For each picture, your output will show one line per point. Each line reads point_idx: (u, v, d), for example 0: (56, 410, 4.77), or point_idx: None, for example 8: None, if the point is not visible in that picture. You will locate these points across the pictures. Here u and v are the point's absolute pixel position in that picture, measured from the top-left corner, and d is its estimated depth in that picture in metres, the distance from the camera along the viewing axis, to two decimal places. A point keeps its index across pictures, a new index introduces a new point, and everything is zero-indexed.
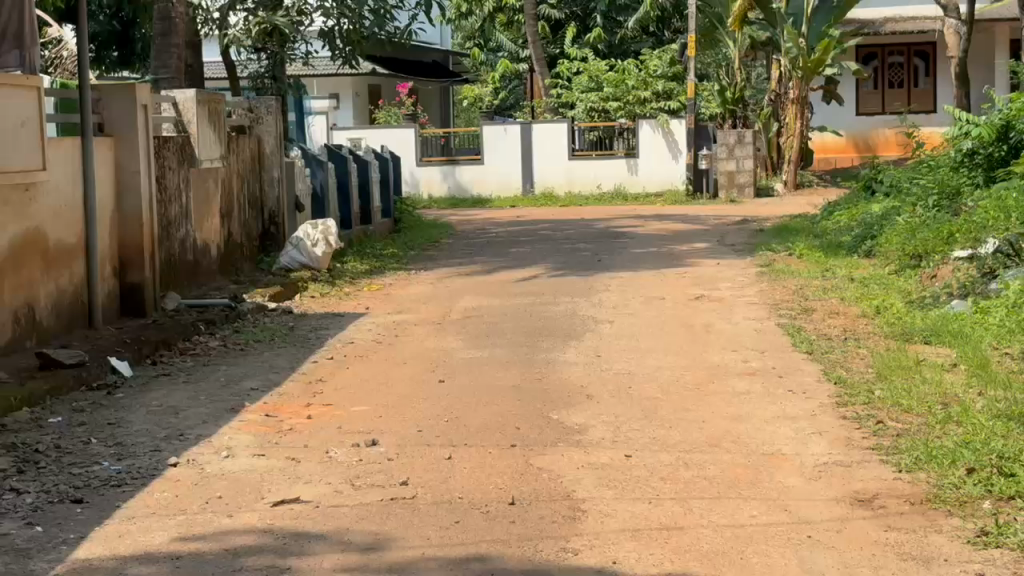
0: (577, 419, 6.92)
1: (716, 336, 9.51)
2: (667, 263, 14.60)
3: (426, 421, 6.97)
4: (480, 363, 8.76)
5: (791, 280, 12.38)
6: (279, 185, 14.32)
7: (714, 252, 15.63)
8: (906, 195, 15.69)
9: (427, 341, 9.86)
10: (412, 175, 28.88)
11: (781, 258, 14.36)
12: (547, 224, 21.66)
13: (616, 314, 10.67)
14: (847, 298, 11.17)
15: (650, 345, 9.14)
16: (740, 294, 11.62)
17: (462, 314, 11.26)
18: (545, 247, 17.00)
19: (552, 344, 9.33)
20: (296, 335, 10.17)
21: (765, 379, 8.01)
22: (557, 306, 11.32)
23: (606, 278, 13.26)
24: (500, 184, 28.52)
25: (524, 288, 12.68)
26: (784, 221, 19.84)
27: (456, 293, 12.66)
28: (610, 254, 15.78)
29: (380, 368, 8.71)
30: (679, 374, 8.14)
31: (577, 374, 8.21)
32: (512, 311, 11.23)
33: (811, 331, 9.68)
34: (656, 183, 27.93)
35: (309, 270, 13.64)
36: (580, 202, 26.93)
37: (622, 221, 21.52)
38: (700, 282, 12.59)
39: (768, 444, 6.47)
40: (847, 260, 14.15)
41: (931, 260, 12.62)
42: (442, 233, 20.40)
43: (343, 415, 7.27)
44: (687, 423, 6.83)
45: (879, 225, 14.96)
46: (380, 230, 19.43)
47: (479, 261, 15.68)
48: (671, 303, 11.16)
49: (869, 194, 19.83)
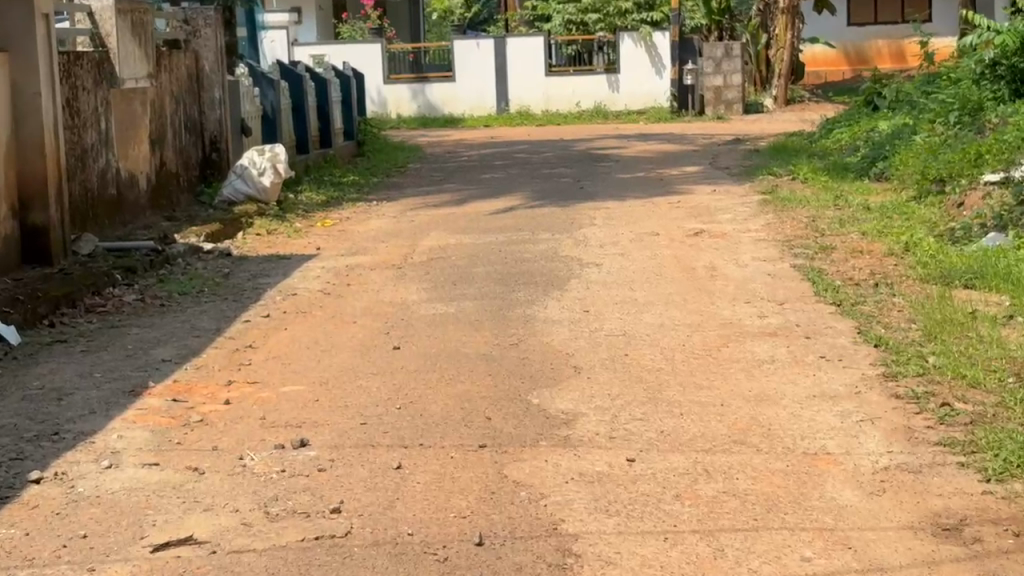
0: (563, 403, 5.48)
1: (723, 283, 8.06)
2: (657, 190, 13.13)
3: (371, 409, 5.52)
4: (443, 321, 7.30)
5: (801, 210, 10.94)
6: (221, 106, 12.72)
7: (707, 176, 14.19)
8: (919, 112, 14.20)
9: (382, 291, 8.38)
10: (379, 95, 27.06)
11: (784, 184, 12.90)
12: (522, 145, 20.13)
13: (603, 255, 9.21)
14: (868, 230, 9.71)
15: (647, 297, 7.68)
16: (745, 228, 10.17)
17: (425, 256, 9.77)
18: (520, 173, 15.50)
19: (530, 296, 7.87)
20: (230, 285, 8.66)
21: (790, 341, 6.57)
22: (535, 245, 9.85)
23: (590, 209, 11.78)
24: (473, 104, 26.83)
25: (497, 223, 11.19)
26: (779, 140, 18.39)
27: (420, 228, 11.16)
28: (593, 180, 14.28)
29: (323, 332, 7.24)
30: (684, 337, 6.70)
31: (560, 338, 6.76)
32: (483, 251, 9.74)
33: (833, 274, 8.25)
34: (638, 101, 26.43)
35: (255, 202, 12.11)
36: (558, 121, 25.35)
37: (603, 142, 20.00)
38: (696, 215, 11.12)
39: (810, 440, 5.03)
40: (857, 185, 12.73)
41: (957, 184, 11.17)
42: (410, 157, 18.85)
43: (269, 400, 5.79)
44: (702, 409, 5.40)
45: (892, 146, 13.49)
46: (342, 154, 17.87)
47: (448, 190, 14.17)
48: (666, 241, 9.70)
49: (870, 110, 18.33)
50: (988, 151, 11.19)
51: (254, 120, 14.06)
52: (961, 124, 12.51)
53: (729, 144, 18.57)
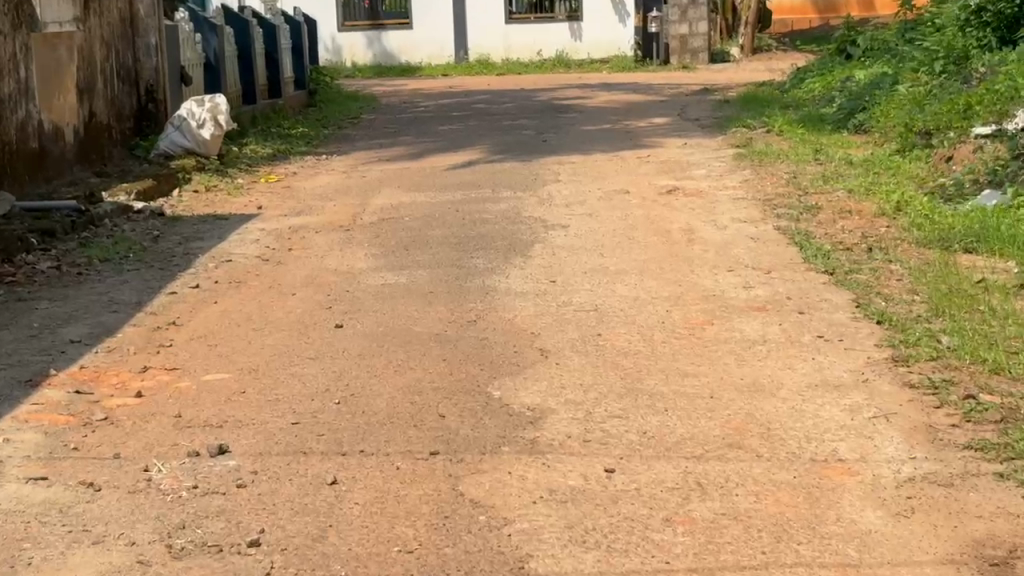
0: (528, 397, 4.73)
1: (702, 248, 7.32)
2: (625, 143, 12.36)
3: (307, 404, 4.75)
4: (393, 293, 6.53)
5: (779, 165, 10.20)
6: (157, 53, 11.81)
7: (677, 127, 13.42)
8: (899, 60, 13.45)
9: (326, 257, 7.58)
10: (333, 42, 26.10)
11: (759, 136, 12.15)
12: (482, 95, 19.29)
13: (569, 217, 8.44)
14: (853, 187, 8.96)
15: (620, 265, 6.93)
16: (721, 185, 9.43)
17: (375, 216, 8.97)
18: (479, 125, 14.67)
19: (489, 264, 7.09)
20: (158, 250, 7.83)
21: (782, 318, 5.84)
22: (495, 205, 9.07)
23: (554, 164, 10.99)
24: (430, 51, 25.88)
25: (454, 179, 10.39)
26: (749, 90, 17.63)
27: (370, 185, 10.35)
28: (556, 132, 13.48)
29: (258, 306, 6.45)
30: (663, 313, 5.95)
31: (523, 314, 6.00)
32: (438, 211, 8.95)
33: (823, 237, 7.52)
34: (602, 50, 25.62)
35: (193, 156, 11.25)
36: (519, 70, 24.49)
37: (566, 91, 19.17)
38: (668, 170, 10.36)
39: (818, 443, 4.28)
40: (835, 138, 12.01)
41: (946, 136, 10.46)
42: (364, 107, 17.98)
43: (188, 392, 5.02)
44: (690, 404, 4.66)
45: (871, 96, 12.75)
46: (293, 104, 16.97)
47: (402, 143, 13.34)
48: (638, 200, 8.94)
49: (844, 58, 17.57)
50: (978, 102, 10.47)
51: (194, 67, 13.16)
52: (945, 73, 11.78)
53: (698, 94, 17.79)
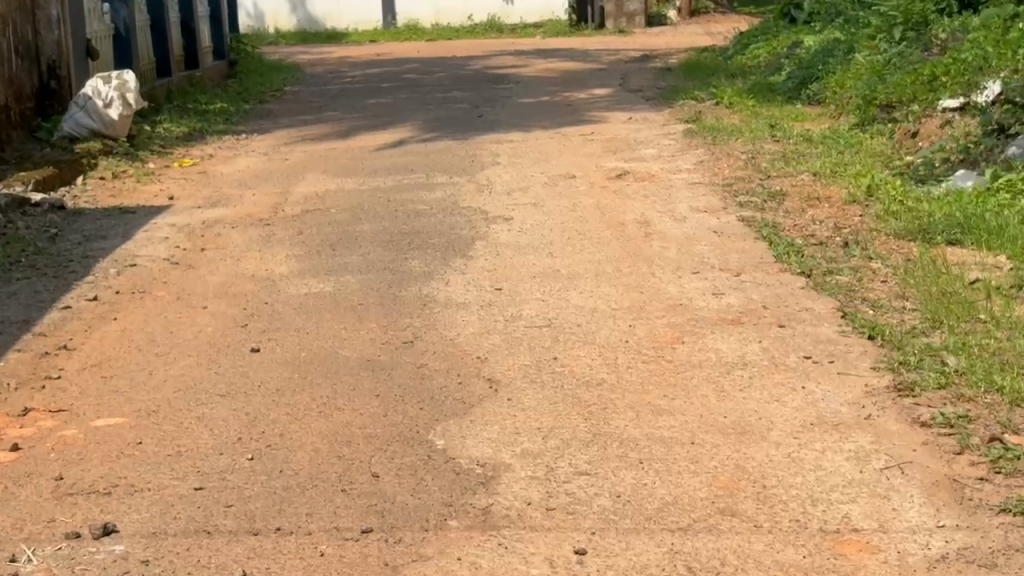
0: (477, 449, 3.99)
1: (661, 244, 6.62)
2: (567, 118, 11.63)
3: (215, 462, 3.98)
4: (318, 306, 5.75)
5: (733, 144, 9.53)
6: (59, 26, 10.86)
7: (619, 100, 12.71)
8: (851, 26, 12.81)
9: (243, 259, 6.79)
10: (256, 8, 25.12)
11: (708, 110, 11.47)
12: (413, 63, 18.45)
13: (512, 209, 7.71)
14: (817, 169, 8.30)
15: (572, 268, 6.21)
16: (675, 168, 8.73)
17: (300, 208, 8.18)
18: (411, 97, 13.87)
19: (426, 268, 6.34)
20: (54, 252, 7.00)
21: (760, 333, 5.15)
22: (430, 194, 8.31)
23: (492, 144, 10.24)
24: (357, 16, 25.00)
25: (385, 162, 9.61)
26: (691, 57, 16.96)
27: (293, 170, 9.54)
28: (492, 106, 12.72)
29: (163, 323, 5.65)
30: (625, 327, 5.24)
31: (466, 332, 5.25)
32: (368, 202, 8.18)
33: (792, 230, 6.85)
34: (534, 14, 24.73)
35: (100, 138, 10.35)
36: (450, 36, 23.64)
37: (501, 59, 18.41)
38: (615, 150, 9.66)
39: (826, 507, 3.58)
40: (787, 111, 11.36)
41: (908, 110, 9.83)
42: (289, 77, 17.10)
43: (74, 444, 4.23)
44: (669, 453, 3.95)
45: (824, 65, 12.10)
46: (212, 76, 16.06)
47: (328, 119, 12.51)
48: (586, 186, 8.22)
49: (789, 23, 16.95)
50: (943, 73, 9.85)
51: (102, 40, 12.24)
52: (903, 40, 11.14)
53: (638, 61, 17.09)
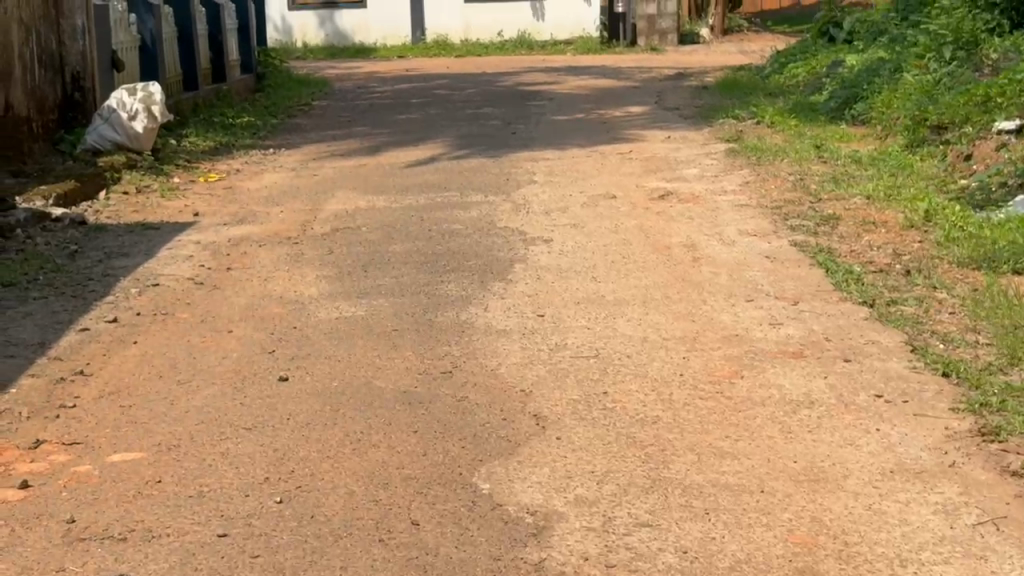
0: (527, 494, 3.66)
1: (711, 269, 6.27)
2: (603, 136, 11.31)
3: (241, 505, 3.65)
4: (350, 332, 5.42)
5: (779, 164, 9.18)
6: (84, 37, 10.59)
7: (657, 118, 12.37)
8: (895, 45, 12.47)
9: (271, 280, 6.47)
10: (284, 22, 24.86)
11: (749, 129, 11.14)
12: (442, 79, 18.17)
13: (551, 230, 7.38)
14: (870, 192, 7.95)
15: (618, 294, 5.87)
16: (719, 188, 8.39)
17: (330, 226, 7.87)
18: (442, 113, 13.58)
19: (464, 291, 6.01)
20: (73, 270, 6.70)
21: (824, 367, 4.79)
22: (466, 213, 7.99)
23: (527, 162, 9.93)
24: (386, 31, 24.70)
25: (417, 179, 9.30)
26: (727, 75, 16.62)
27: (323, 186, 9.23)
28: (526, 123, 12.41)
29: (187, 347, 5.33)
30: (679, 358, 4.89)
31: (509, 361, 4.92)
32: (401, 221, 7.87)
33: (849, 256, 6.49)
34: (564, 31, 24.37)
35: (124, 151, 10.07)
36: (479, 52, 23.35)
37: (532, 76, 18.11)
38: (656, 170, 9.33)
39: (918, 569, 3.23)
40: (831, 131, 11.01)
41: (961, 131, 9.47)
42: (317, 92, 16.82)
43: (88, 482, 3.90)
44: (738, 503, 3.60)
45: (868, 84, 11.76)
46: (239, 89, 15.79)
47: (357, 135, 12.21)
48: (628, 207, 7.89)
49: (827, 43, 16.61)
50: (998, 94, 9.50)
51: (129, 52, 11.96)
52: (953, 59, 10.79)
53: (672, 79, 16.78)
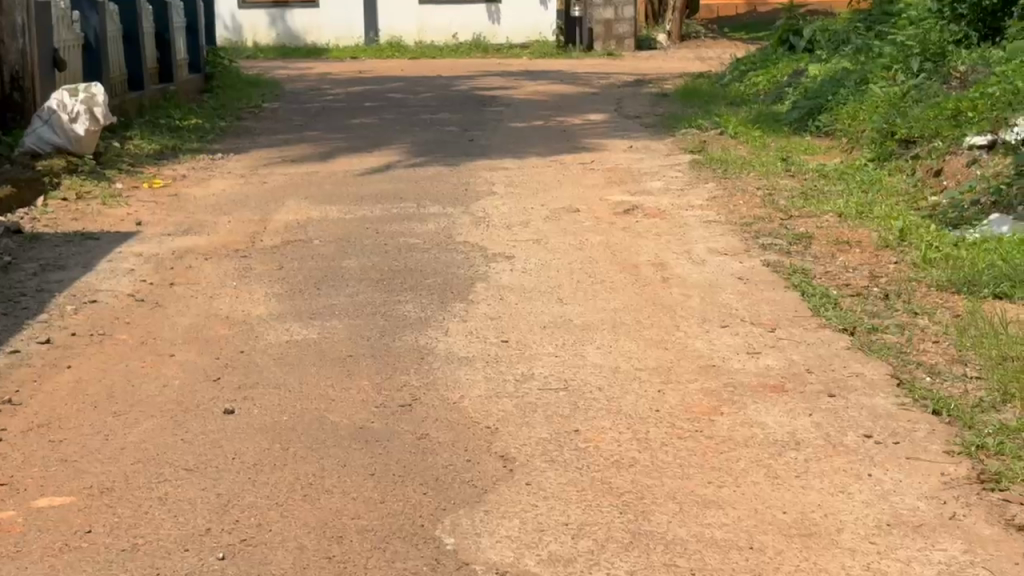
0: (496, 552, 3.33)
1: (681, 291, 5.98)
2: (563, 145, 11.01)
3: (180, 562, 3.30)
4: (301, 358, 5.07)
5: (746, 178, 8.91)
6: (24, 34, 10.16)
7: (618, 127, 12.09)
8: (860, 56, 12.27)
9: (217, 298, 6.11)
10: (234, 21, 24.40)
11: (713, 140, 10.89)
12: (396, 82, 17.82)
13: (513, 246, 7.08)
14: (842, 208, 7.70)
15: (586, 318, 5.57)
16: (686, 203, 8.11)
17: (280, 238, 7.52)
18: (397, 118, 13.24)
19: (423, 313, 5.68)
20: (6, 284, 6.31)
21: (808, 404, 4.50)
22: (423, 226, 7.67)
23: (486, 172, 9.61)
24: (338, 32, 24.28)
25: (372, 189, 8.96)
26: (687, 83, 16.37)
27: (273, 195, 8.86)
28: (484, 130, 12.09)
29: (125, 374, 4.96)
30: (654, 392, 4.59)
31: (473, 393, 4.59)
32: (354, 234, 7.52)
33: (824, 279, 6.21)
34: (521, 35, 24.18)
35: (65, 155, 9.65)
36: (434, 55, 23.00)
37: (489, 80, 17.78)
38: (619, 182, 9.05)
39: None
40: (796, 144, 10.77)
41: (931, 145, 9.24)
42: (267, 93, 16.42)
43: (11, 531, 3.54)
44: (727, 562, 3.30)
45: (833, 96, 11.55)
46: (187, 90, 15.37)
47: (309, 140, 11.85)
48: (591, 221, 7.59)
49: (787, 51, 16.41)
50: (969, 108, 9.29)
51: (71, 50, 11.54)
52: (921, 71, 10.58)
53: (631, 86, 16.52)
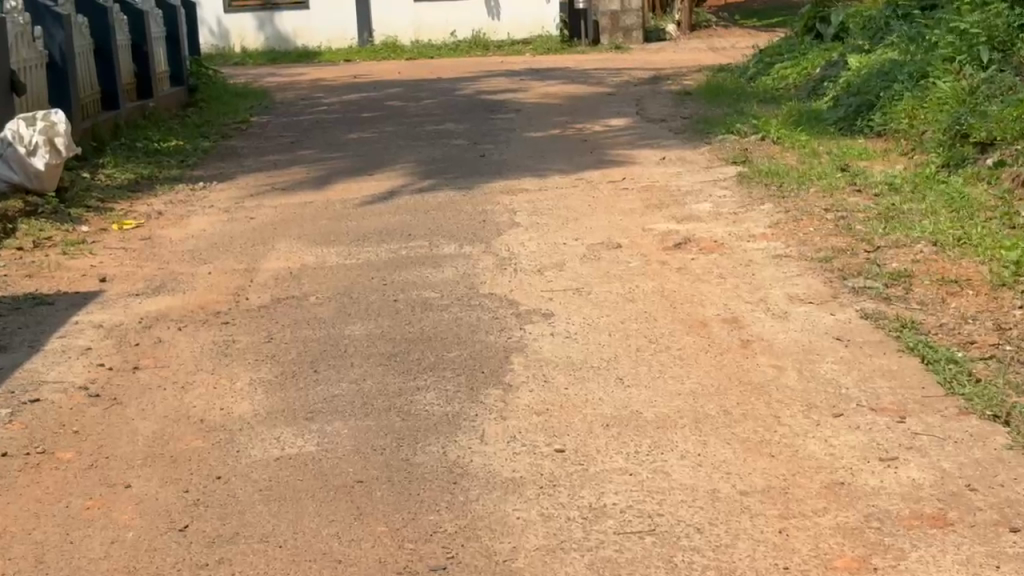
0: None
1: (769, 361, 4.78)
2: (587, 158, 9.84)
3: None
4: (295, 487, 3.87)
5: (807, 195, 7.72)
6: None
7: (644, 133, 10.93)
8: (910, 45, 11.07)
9: (192, 388, 4.90)
10: (219, 25, 23.19)
11: (756, 147, 9.70)
12: (394, 87, 16.62)
13: (549, 297, 5.87)
14: (934, 232, 6.51)
15: (658, 408, 4.36)
16: (744, 230, 6.93)
17: (269, 293, 6.32)
18: (397, 131, 12.05)
19: (450, 407, 4.47)
20: None
21: (987, 548, 3.30)
22: (438, 274, 6.48)
23: (504, 198, 8.45)
24: (330, 33, 23.05)
25: (375, 225, 7.77)
26: (709, 78, 15.21)
27: (263, 235, 7.68)
28: (495, 142, 10.92)
29: (65, 518, 3.76)
30: (775, 535, 3.39)
31: (529, 544, 3.40)
32: (358, 286, 6.32)
33: (943, 335, 5.00)
34: (522, 29, 22.90)
35: (22, 193, 8.45)
36: (431, 54, 21.80)
37: (493, 82, 16.60)
38: (660, 204, 7.86)
39: None
40: (850, 148, 9.59)
41: (1016, 149, 8.03)
42: (256, 105, 15.22)
43: None
44: None
45: (885, 91, 10.35)
46: (168, 104, 14.16)
47: (303, 160, 10.67)
48: (638, 261, 6.41)
49: (815, 41, 15.24)
50: None
51: (32, 71, 10.31)
52: (990, 64, 9.39)
53: (649, 82, 15.32)
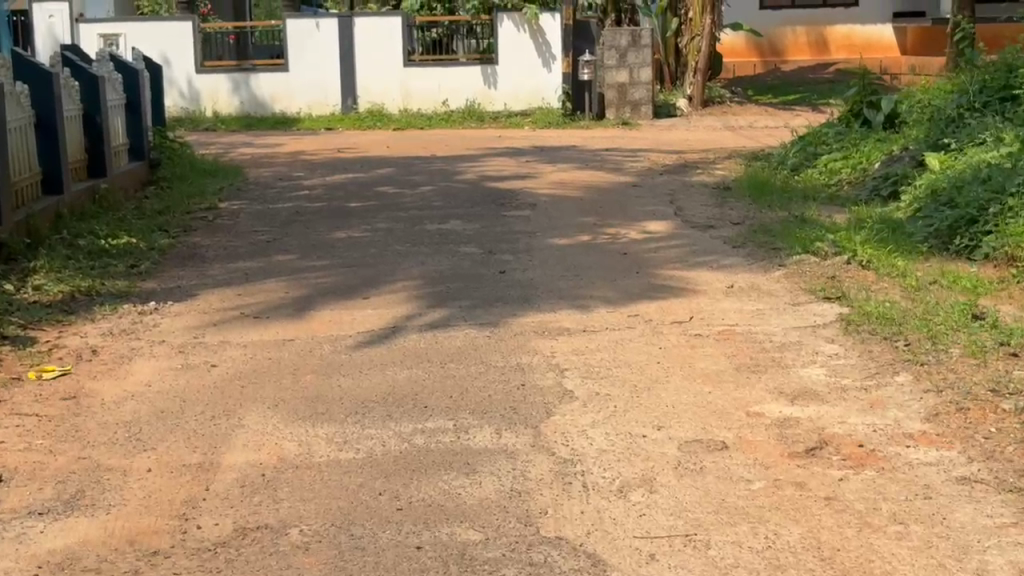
0: None
1: None
2: (634, 280, 7.98)
3: None
4: None
5: (952, 360, 5.83)
6: None
7: (694, 244, 9.06)
8: (1012, 154, 9.29)
9: None
10: (191, 86, 21.16)
11: (843, 274, 7.85)
12: (385, 166, 14.74)
13: (653, 553, 3.93)
14: None
15: None
16: (893, 424, 5.02)
17: (234, 518, 4.36)
18: (394, 229, 10.13)
19: None
20: None
21: None
22: (476, 489, 4.53)
23: (542, 341, 6.56)
24: (311, 98, 21.18)
25: (379, 387, 5.83)
26: (744, 167, 13.42)
27: (229, 399, 5.72)
28: (515, 251, 9.04)
29: None
30: None
31: None
32: (362, 512, 4.35)
33: None
34: (521, 101, 21.08)
35: None
36: (422, 124, 19.98)
37: (496, 161, 14.77)
38: (755, 365, 5.96)
39: None
40: (961, 275, 7.72)
41: None
42: (225, 184, 13.31)
43: None
44: None
45: (991, 205, 8.54)
46: (124, 184, 12.18)
47: (280, 269, 8.75)
48: (764, 479, 4.47)
49: (863, 127, 13.49)
50: None
51: None
52: None
53: (674, 171, 13.50)
